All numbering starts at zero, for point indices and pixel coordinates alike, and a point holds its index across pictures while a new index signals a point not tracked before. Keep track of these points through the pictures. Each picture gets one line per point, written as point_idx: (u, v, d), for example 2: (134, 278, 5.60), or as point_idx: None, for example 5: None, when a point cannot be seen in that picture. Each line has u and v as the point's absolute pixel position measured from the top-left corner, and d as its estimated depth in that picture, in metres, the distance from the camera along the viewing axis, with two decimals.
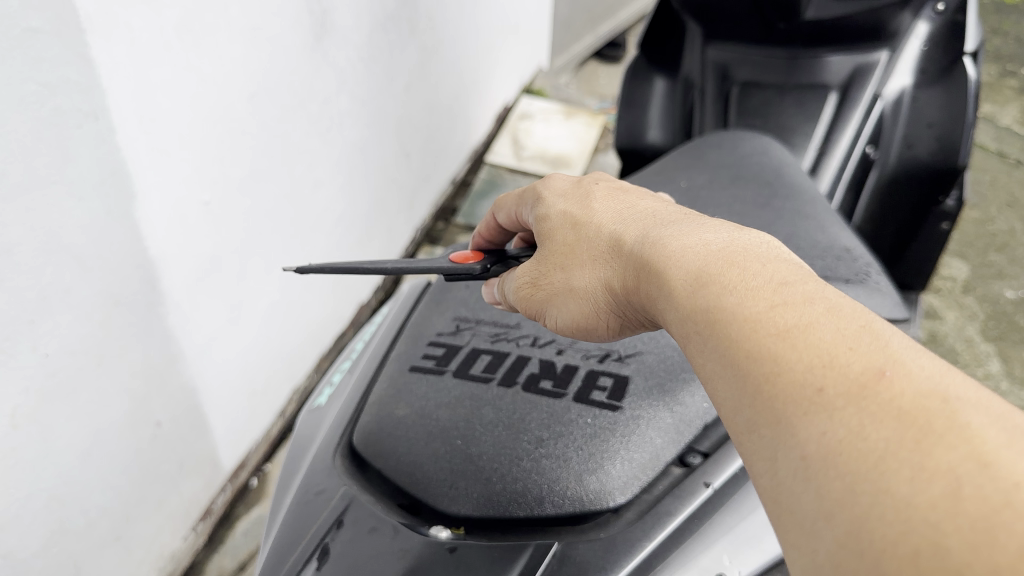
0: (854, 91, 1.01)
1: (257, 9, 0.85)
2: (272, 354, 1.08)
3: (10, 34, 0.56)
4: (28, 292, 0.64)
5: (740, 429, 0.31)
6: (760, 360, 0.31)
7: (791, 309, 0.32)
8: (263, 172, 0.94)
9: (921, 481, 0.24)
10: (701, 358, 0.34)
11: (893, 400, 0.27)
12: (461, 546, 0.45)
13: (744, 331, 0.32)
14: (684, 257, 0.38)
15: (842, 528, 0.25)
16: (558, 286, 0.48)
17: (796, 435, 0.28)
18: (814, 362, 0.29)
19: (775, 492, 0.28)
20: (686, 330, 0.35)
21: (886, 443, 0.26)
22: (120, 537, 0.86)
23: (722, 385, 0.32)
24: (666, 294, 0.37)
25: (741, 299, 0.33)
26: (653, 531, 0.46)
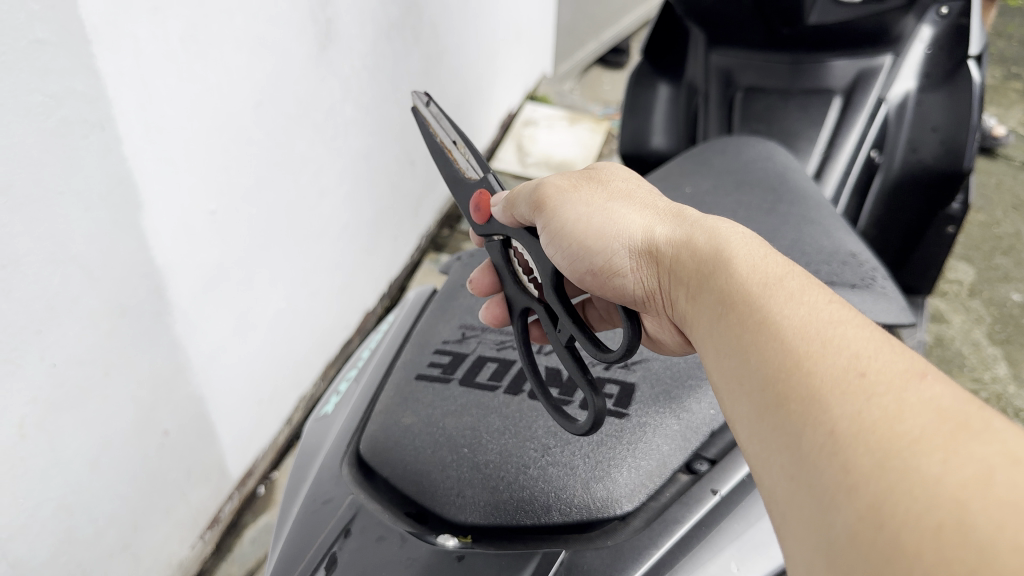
0: (858, 95, 1.00)
1: (261, 17, 0.86)
2: (279, 361, 1.08)
3: (16, 45, 0.57)
4: (35, 302, 0.64)
5: (768, 406, 0.32)
6: (806, 340, 0.33)
7: (840, 311, 0.34)
8: (269, 181, 0.95)
9: (952, 466, 0.26)
10: (738, 322, 0.36)
11: (933, 399, 0.28)
12: (469, 555, 0.46)
13: (795, 312, 0.35)
14: (737, 242, 0.41)
15: (865, 500, 0.26)
16: (595, 205, 0.50)
17: (827, 412, 0.30)
18: (858, 353, 0.31)
19: (799, 470, 0.30)
20: (728, 303, 0.38)
21: (921, 431, 0.27)
22: (128, 545, 0.86)
23: (757, 354, 0.34)
24: (714, 266, 0.40)
25: (795, 288, 0.36)
26: (660, 539, 0.45)
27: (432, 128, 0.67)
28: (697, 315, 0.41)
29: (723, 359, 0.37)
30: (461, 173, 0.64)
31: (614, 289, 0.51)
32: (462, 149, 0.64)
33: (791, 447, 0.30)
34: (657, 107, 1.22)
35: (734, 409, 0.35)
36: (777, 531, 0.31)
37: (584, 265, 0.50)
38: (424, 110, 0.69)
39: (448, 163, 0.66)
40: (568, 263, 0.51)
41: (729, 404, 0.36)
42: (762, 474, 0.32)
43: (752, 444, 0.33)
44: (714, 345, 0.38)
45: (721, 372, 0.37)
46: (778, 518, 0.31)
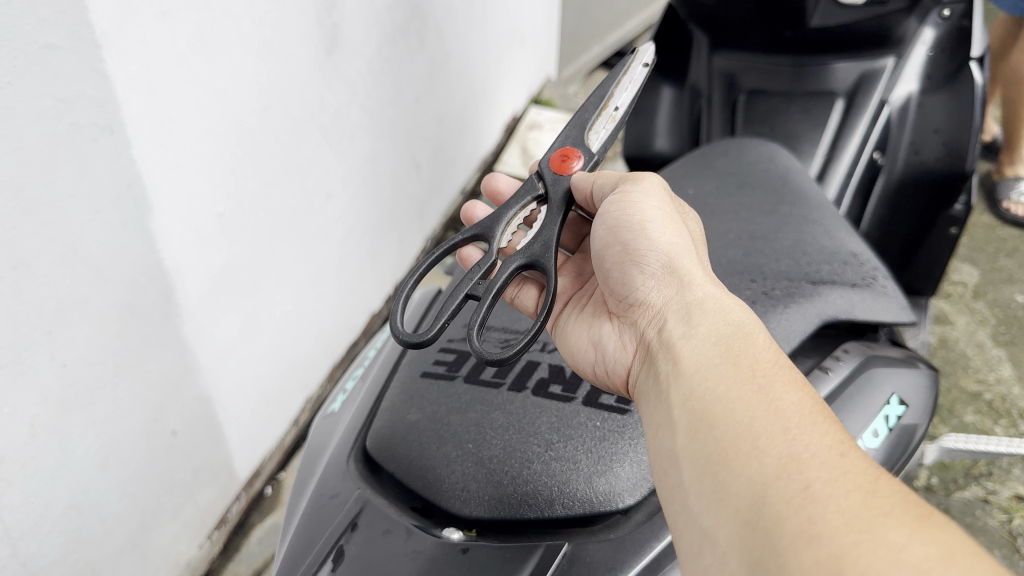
0: (861, 97, 1.01)
1: (267, 22, 0.87)
2: (286, 361, 1.09)
3: (27, 51, 0.58)
4: (46, 303, 0.65)
5: (743, 451, 0.38)
6: (796, 419, 0.39)
7: (827, 408, 0.40)
8: (278, 184, 0.96)
9: (916, 540, 0.31)
10: (732, 377, 0.42)
11: (899, 490, 0.34)
12: (473, 547, 0.47)
13: (789, 388, 0.41)
14: (749, 315, 0.47)
15: (826, 549, 0.32)
16: (675, 219, 0.56)
17: (804, 473, 0.35)
18: (841, 441, 0.37)
19: (758, 514, 0.35)
20: (724, 359, 0.44)
21: (893, 510, 0.32)
22: (138, 544, 0.87)
23: (743, 408, 0.40)
24: (716, 324, 0.47)
25: (792, 375, 0.42)
26: (663, 531, 0.47)
27: (619, 79, 0.75)
28: (685, 349, 0.47)
29: (696, 399, 0.43)
30: (588, 125, 0.73)
31: (623, 273, 0.55)
32: (612, 122, 0.73)
33: (757, 496, 0.36)
34: (660, 108, 1.22)
35: (693, 446, 0.41)
36: (718, 561, 0.36)
37: (623, 237, 0.55)
38: (638, 65, 0.76)
39: (593, 107, 0.74)
40: (611, 226, 0.56)
41: (691, 440, 0.41)
42: (721, 506, 0.37)
43: (699, 490, 0.39)
44: (692, 386, 0.44)
45: (689, 408, 0.43)
46: (720, 552, 0.36)
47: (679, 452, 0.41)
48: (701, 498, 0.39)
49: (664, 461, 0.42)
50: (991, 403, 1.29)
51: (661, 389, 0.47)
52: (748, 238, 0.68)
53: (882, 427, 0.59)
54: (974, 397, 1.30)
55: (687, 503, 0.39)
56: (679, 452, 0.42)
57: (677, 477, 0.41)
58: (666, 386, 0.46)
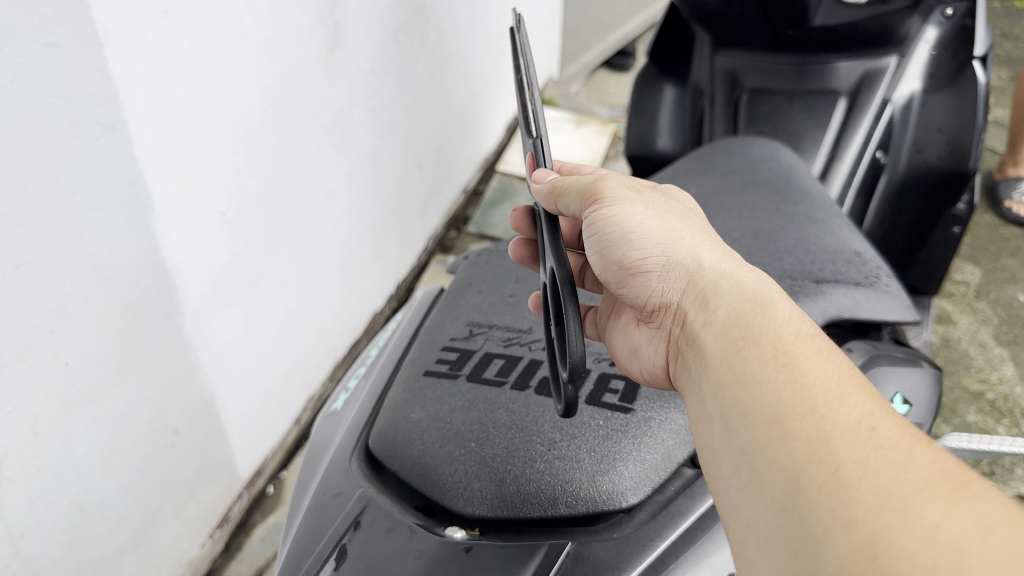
0: (865, 94, 1.01)
1: (268, 20, 0.86)
2: (288, 360, 1.09)
3: (30, 49, 0.58)
4: (49, 302, 0.65)
5: (775, 436, 0.38)
6: (827, 396, 0.38)
7: (858, 377, 0.40)
8: (279, 183, 0.96)
9: (951, 517, 0.31)
10: (757, 358, 0.42)
11: (934, 462, 0.34)
12: (477, 546, 0.47)
13: (817, 365, 0.40)
14: (769, 290, 0.46)
15: (862, 532, 0.32)
16: (655, 212, 0.53)
17: (835, 454, 0.35)
18: (870, 413, 0.37)
19: (795, 499, 0.35)
20: (747, 342, 0.43)
21: (924, 484, 0.32)
22: (141, 543, 0.87)
23: (770, 390, 0.40)
24: (734, 306, 0.46)
25: (820, 348, 0.42)
26: (665, 531, 0.48)
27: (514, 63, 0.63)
28: (708, 338, 0.46)
29: (727, 389, 0.42)
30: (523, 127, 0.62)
31: (632, 289, 0.54)
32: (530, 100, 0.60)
33: (791, 480, 0.36)
34: (662, 108, 1.23)
35: (728, 435, 0.41)
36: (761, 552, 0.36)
37: (614, 257, 0.54)
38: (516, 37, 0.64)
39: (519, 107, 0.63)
40: (599, 249, 0.54)
41: (725, 428, 0.41)
42: (758, 494, 0.37)
43: (737, 479, 0.39)
44: (720, 376, 0.44)
45: (722, 397, 0.42)
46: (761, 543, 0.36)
47: (716, 444, 0.41)
48: (739, 489, 0.39)
49: (704, 454, 0.42)
50: (993, 403, 1.29)
51: (695, 385, 0.46)
52: (752, 238, 0.68)
53: None
54: (977, 396, 1.30)
55: (728, 493, 0.39)
56: (717, 443, 0.41)
57: (718, 468, 0.41)
58: (698, 382, 0.46)
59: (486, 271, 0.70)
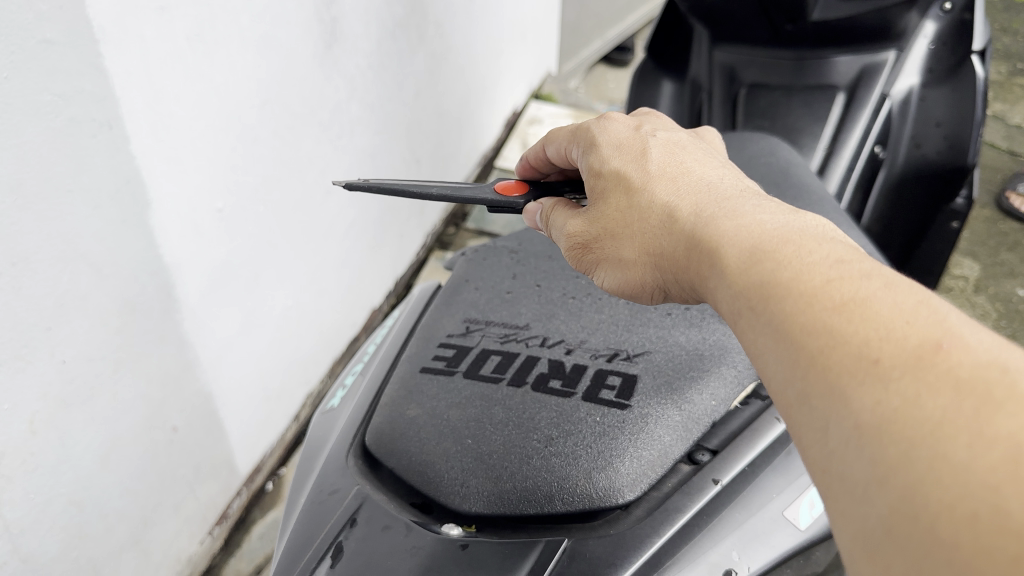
0: (862, 91, 1.00)
1: (266, 17, 0.86)
2: (284, 358, 1.08)
3: (25, 45, 0.58)
4: (46, 299, 0.65)
5: (791, 401, 0.30)
6: (816, 336, 0.30)
7: (848, 283, 0.31)
8: (275, 179, 0.96)
9: (981, 447, 0.23)
10: (749, 330, 0.34)
11: (951, 370, 0.26)
12: (472, 543, 0.46)
13: (799, 303, 0.32)
14: (737, 234, 0.38)
15: (895, 493, 0.25)
16: (609, 253, 0.50)
17: (847, 405, 0.27)
18: (870, 335, 0.28)
19: (825, 467, 0.28)
20: (737, 307, 0.35)
21: (943, 410, 0.25)
22: (140, 540, 0.87)
23: (773, 356, 0.32)
24: (717, 270, 0.38)
25: (796, 275, 0.33)
26: (663, 527, 0.47)
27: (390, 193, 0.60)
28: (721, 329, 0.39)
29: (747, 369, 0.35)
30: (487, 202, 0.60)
31: None
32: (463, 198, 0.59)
33: (818, 447, 0.28)
34: (659, 102, 1.23)
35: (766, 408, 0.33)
36: None
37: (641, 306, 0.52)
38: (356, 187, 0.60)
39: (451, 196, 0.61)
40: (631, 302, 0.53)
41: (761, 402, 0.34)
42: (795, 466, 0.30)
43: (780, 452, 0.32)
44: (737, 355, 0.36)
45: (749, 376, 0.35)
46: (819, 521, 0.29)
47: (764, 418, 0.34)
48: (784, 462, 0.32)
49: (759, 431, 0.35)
50: None
51: None
52: None
53: None
54: None
55: None
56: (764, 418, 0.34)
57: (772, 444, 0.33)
58: None
59: (481, 268, 0.70)
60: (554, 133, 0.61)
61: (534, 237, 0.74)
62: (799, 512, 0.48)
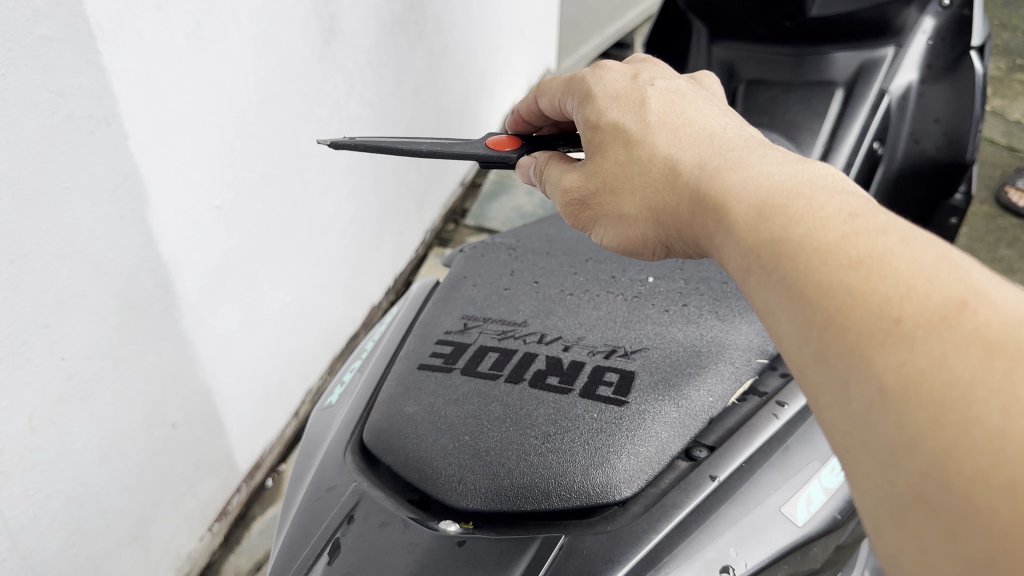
0: (860, 87, 0.98)
1: (264, 13, 0.86)
2: (284, 354, 1.09)
3: (22, 42, 0.58)
4: (44, 296, 0.65)
5: (807, 362, 0.30)
6: (831, 294, 0.29)
7: (865, 239, 0.30)
8: (274, 176, 0.95)
9: (1016, 412, 0.22)
10: (760, 284, 0.33)
11: (978, 331, 0.25)
12: (470, 540, 0.46)
13: (813, 260, 0.31)
14: (745, 190, 0.37)
15: (925, 460, 0.24)
16: (608, 209, 0.51)
17: (870, 364, 0.27)
18: (889, 294, 0.28)
19: (848, 431, 0.27)
20: (746, 263, 0.35)
21: (973, 373, 0.24)
22: (139, 537, 0.87)
23: (787, 313, 0.31)
24: (725, 228, 0.37)
25: (809, 230, 0.32)
26: (660, 524, 0.46)
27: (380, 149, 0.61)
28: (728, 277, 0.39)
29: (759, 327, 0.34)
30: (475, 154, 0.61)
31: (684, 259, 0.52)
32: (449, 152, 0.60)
33: (840, 408, 0.28)
34: None
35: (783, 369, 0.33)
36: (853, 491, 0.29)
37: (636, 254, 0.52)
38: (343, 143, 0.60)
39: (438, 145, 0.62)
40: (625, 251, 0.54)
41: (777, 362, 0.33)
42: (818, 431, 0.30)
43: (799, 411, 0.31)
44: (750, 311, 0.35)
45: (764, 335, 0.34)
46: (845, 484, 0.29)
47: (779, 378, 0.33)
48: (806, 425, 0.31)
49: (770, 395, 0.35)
50: None
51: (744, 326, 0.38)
52: None
53: None
54: None
55: None
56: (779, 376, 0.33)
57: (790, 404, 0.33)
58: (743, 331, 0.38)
59: (480, 264, 0.70)
60: (547, 84, 0.61)
61: (533, 234, 0.74)
62: (797, 508, 0.49)
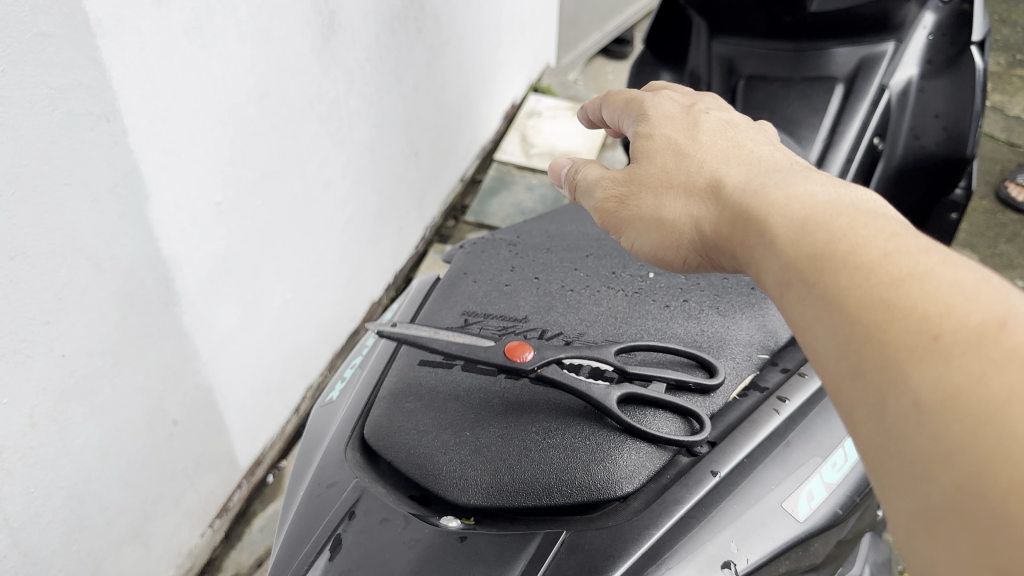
0: (861, 82, 0.99)
1: (264, 10, 0.86)
2: (285, 351, 1.09)
3: (21, 38, 0.58)
4: (44, 293, 0.65)
5: (842, 374, 0.30)
6: (870, 309, 0.29)
7: (906, 257, 0.30)
8: (274, 173, 0.95)
9: None
10: (797, 296, 0.33)
11: (1017, 349, 0.25)
12: (471, 536, 0.46)
13: (852, 276, 0.31)
14: (787, 206, 0.37)
15: (961, 473, 0.24)
16: (645, 212, 0.49)
17: (907, 380, 0.27)
18: (930, 310, 0.27)
19: (884, 442, 0.28)
20: (784, 275, 0.35)
21: (1011, 391, 0.24)
22: (140, 534, 0.87)
23: (824, 326, 0.31)
24: (765, 243, 0.37)
25: (852, 247, 0.32)
26: (661, 519, 0.46)
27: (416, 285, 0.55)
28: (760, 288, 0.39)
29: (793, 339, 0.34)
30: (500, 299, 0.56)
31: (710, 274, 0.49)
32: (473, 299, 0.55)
33: (877, 419, 0.28)
34: None
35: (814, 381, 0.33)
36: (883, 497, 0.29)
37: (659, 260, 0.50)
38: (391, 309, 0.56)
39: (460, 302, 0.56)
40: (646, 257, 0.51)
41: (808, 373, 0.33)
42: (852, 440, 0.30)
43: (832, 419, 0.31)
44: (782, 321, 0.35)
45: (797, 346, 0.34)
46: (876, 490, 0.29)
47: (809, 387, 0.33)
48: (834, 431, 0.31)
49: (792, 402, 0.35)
50: None
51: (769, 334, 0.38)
52: None
53: None
54: None
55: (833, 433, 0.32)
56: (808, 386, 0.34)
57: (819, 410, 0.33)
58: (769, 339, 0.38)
59: (480, 260, 0.70)
60: (614, 95, 0.60)
61: (533, 230, 0.74)
62: (798, 503, 0.49)
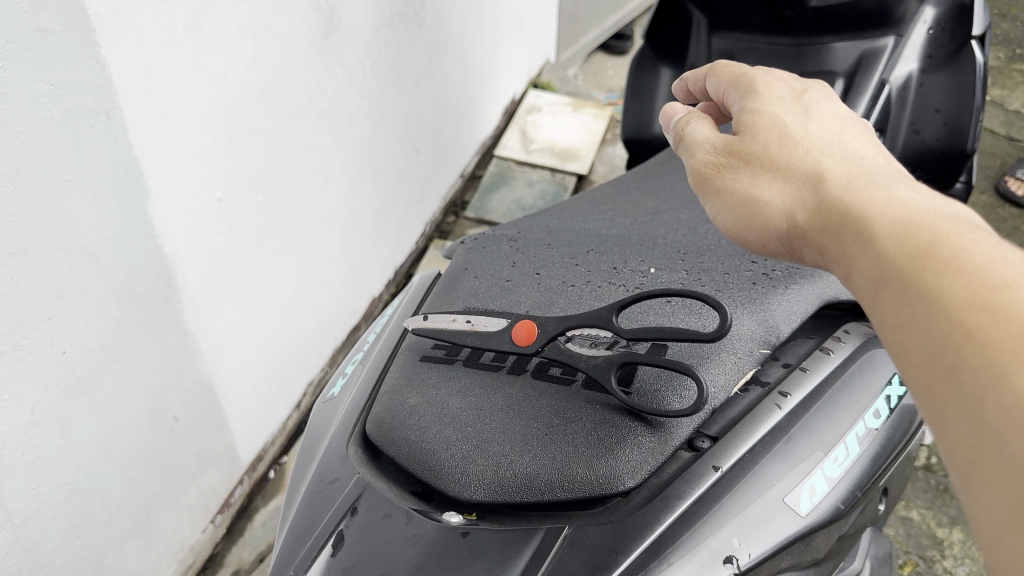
0: (861, 76, 0.99)
1: (264, 6, 0.86)
2: (286, 347, 1.09)
3: (21, 34, 0.58)
4: (45, 290, 0.65)
5: (936, 373, 0.30)
6: (974, 311, 0.29)
7: (1012, 264, 0.30)
8: (275, 169, 0.95)
9: None
10: (897, 295, 0.33)
11: None
12: (473, 531, 0.47)
13: (957, 280, 0.31)
14: (889, 210, 0.37)
15: None
16: (738, 188, 0.47)
17: (1007, 378, 0.27)
18: None
19: (979, 441, 0.27)
20: (882, 277, 0.35)
21: None
22: (142, 529, 0.88)
23: (922, 326, 0.31)
24: (866, 241, 0.37)
25: (958, 250, 0.32)
26: (663, 514, 0.46)
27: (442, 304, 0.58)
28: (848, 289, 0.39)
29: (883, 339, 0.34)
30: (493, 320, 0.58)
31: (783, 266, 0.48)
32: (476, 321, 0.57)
33: (971, 418, 0.28)
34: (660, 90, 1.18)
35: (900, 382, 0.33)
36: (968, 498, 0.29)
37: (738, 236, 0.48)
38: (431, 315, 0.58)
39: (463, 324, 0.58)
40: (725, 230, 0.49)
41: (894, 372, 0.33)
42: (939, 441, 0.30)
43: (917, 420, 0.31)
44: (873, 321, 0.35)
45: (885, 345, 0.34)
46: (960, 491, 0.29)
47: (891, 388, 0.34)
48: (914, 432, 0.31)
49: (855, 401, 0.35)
50: None
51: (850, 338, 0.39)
52: None
53: (885, 408, 0.57)
54: None
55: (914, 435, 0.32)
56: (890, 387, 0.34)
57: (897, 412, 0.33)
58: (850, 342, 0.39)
59: (481, 256, 0.70)
60: (723, 66, 0.57)
61: (533, 226, 0.75)
62: (799, 498, 0.49)
